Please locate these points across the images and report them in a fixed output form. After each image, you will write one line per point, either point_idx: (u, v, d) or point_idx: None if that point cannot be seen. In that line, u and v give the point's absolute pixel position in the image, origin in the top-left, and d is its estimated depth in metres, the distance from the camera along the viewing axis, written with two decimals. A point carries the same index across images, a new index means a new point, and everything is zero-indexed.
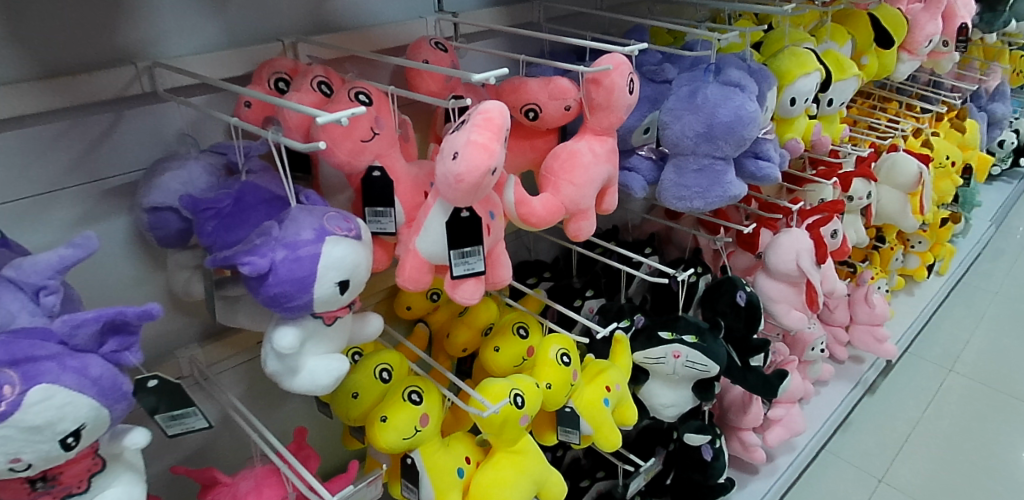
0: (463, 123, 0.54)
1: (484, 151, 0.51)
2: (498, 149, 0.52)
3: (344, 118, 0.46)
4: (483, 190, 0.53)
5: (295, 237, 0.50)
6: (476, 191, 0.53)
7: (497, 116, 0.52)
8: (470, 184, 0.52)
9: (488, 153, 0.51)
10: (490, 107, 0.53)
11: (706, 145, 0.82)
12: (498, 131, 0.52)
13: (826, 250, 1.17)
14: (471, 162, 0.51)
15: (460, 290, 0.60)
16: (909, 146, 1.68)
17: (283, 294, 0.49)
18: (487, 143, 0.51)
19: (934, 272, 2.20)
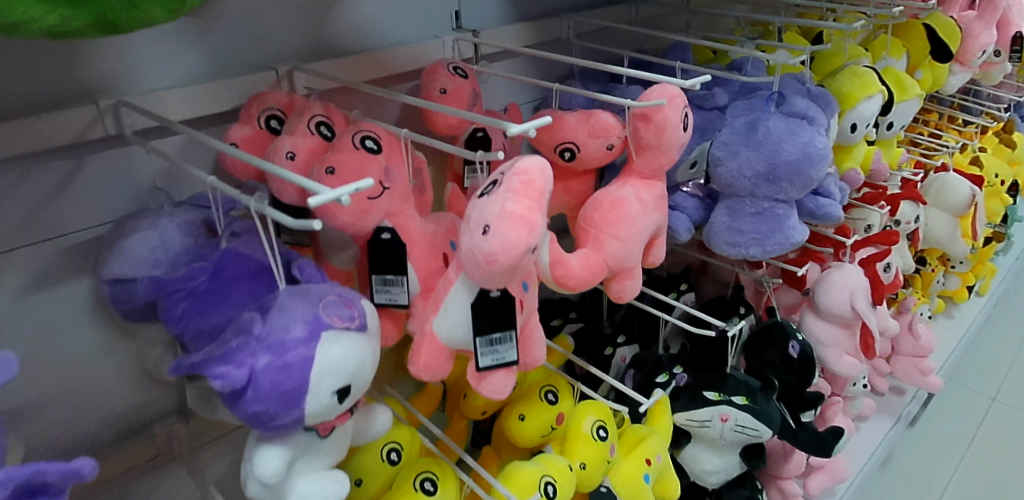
0: (494, 184, 0.44)
1: (524, 225, 0.40)
2: (539, 221, 0.42)
3: (346, 196, 0.34)
4: (520, 270, 0.43)
5: (282, 336, 0.39)
6: (512, 273, 0.42)
7: (537, 178, 0.42)
8: (507, 266, 0.41)
9: (528, 227, 0.40)
10: (528, 166, 0.42)
11: (767, 187, 0.71)
12: (540, 197, 0.41)
13: (884, 290, 1.05)
14: (508, 238, 0.40)
15: (487, 383, 0.49)
16: (958, 164, 1.55)
17: (266, 412, 0.39)
18: (526, 214, 0.41)
19: (974, 292, 2.07)
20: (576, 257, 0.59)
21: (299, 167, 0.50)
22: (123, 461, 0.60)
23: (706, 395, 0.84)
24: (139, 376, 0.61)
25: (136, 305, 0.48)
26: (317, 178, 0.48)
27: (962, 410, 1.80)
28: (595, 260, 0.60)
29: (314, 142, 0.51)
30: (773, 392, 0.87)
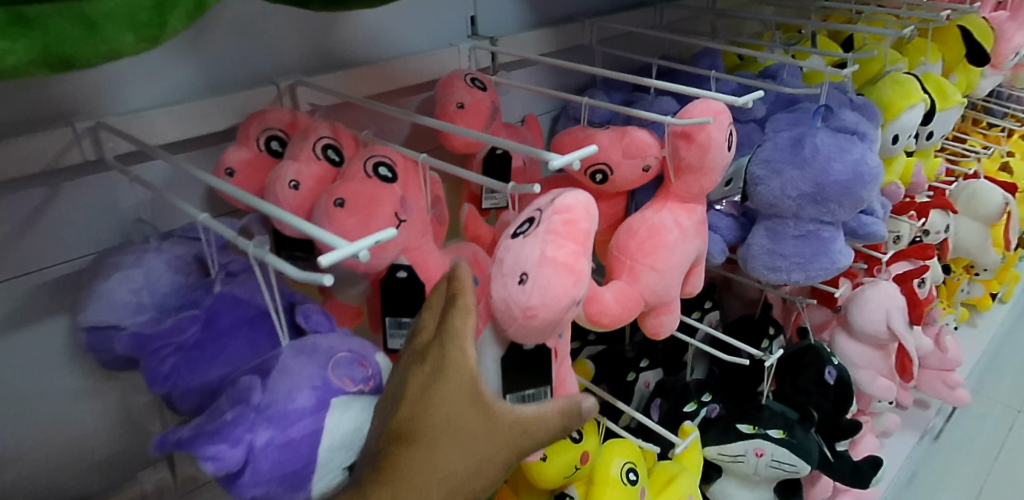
0: (531, 221, 0.38)
1: (569, 275, 0.36)
2: (583, 266, 0.37)
3: (365, 252, 0.28)
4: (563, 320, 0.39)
5: (285, 405, 0.34)
6: (555, 325, 0.38)
7: (582, 217, 0.37)
8: (551, 320, 0.37)
9: (573, 277, 0.36)
10: (569, 202, 0.37)
11: (813, 208, 0.65)
12: (585, 240, 0.37)
13: (922, 309, 1.00)
14: (551, 291, 0.36)
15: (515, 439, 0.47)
16: (988, 170, 1.49)
17: (265, 497, 0.33)
18: (571, 261, 0.36)
19: (998, 299, 2.00)
20: (609, 290, 0.53)
21: (304, 197, 0.44)
22: None
23: (739, 427, 0.78)
24: (126, 421, 0.56)
25: (117, 356, 0.42)
26: (324, 212, 0.42)
27: (987, 423, 1.74)
28: (630, 293, 0.54)
29: (321, 169, 0.45)
30: (810, 425, 0.82)
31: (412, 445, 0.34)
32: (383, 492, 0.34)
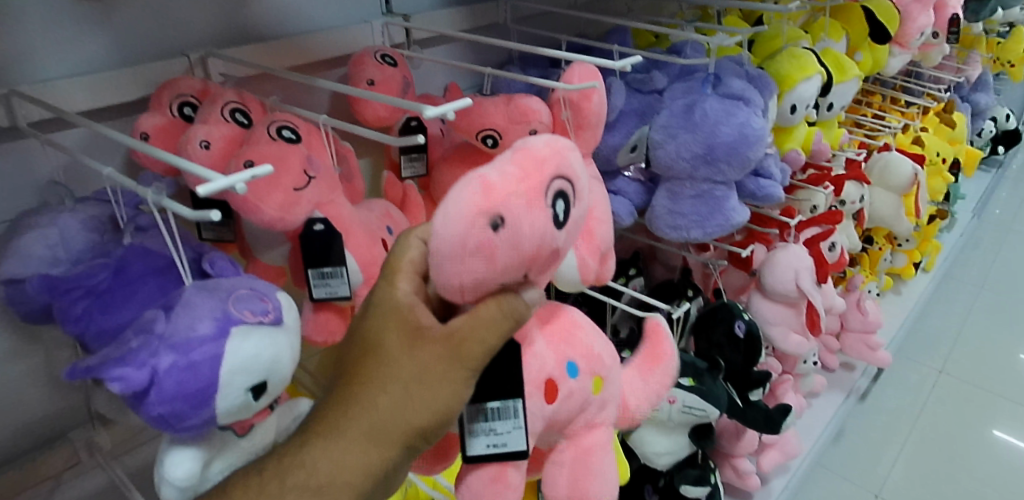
0: None
1: (489, 192, 0.35)
2: (513, 193, 0.35)
3: (241, 183, 0.32)
4: (488, 258, 0.35)
5: (187, 334, 0.37)
6: (473, 259, 0.34)
7: (535, 150, 0.38)
8: (462, 246, 0.34)
9: (486, 194, 0.35)
10: (534, 142, 0.39)
11: (705, 169, 0.71)
12: (527, 170, 0.37)
13: (827, 269, 1.08)
14: (458, 204, 0.35)
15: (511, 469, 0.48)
16: (900, 144, 1.59)
17: (172, 414, 0.37)
18: (494, 181, 0.36)
19: (920, 268, 2.13)
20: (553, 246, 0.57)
21: (213, 158, 0.47)
22: (41, 468, 0.57)
23: None
24: (54, 382, 0.58)
25: (33, 308, 0.45)
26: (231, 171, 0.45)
27: (908, 384, 1.86)
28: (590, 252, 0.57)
29: (229, 131, 0.48)
30: (720, 373, 0.88)
31: (352, 380, 0.38)
32: (316, 444, 0.37)
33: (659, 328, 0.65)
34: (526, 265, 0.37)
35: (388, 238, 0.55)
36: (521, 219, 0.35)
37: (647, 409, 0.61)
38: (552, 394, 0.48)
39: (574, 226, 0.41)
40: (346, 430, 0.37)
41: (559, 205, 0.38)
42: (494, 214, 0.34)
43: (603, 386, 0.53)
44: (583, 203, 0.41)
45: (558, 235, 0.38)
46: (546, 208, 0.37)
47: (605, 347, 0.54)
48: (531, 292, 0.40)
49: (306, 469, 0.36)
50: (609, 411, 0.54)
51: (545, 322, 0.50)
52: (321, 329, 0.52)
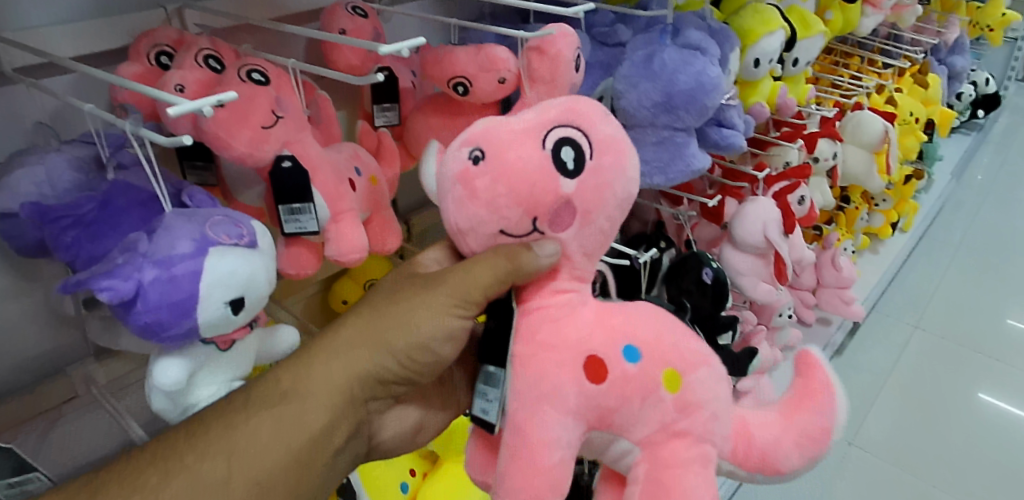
0: None
1: (480, 134, 0.44)
2: (507, 133, 0.43)
3: (207, 107, 0.36)
4: (469, 186, 0.42)
5: (168, 252, 0.41)
6: (459, 191, 0.43)
7: (564, 104, 0.44)
8: (451, 176, 0.44)
9: (483, 132, 0.44)
10: (577, 99, 0.45)
11: (665, 116, 0.75)
12: (541, 121, 0.44)
13: (794, 220, 1.12)
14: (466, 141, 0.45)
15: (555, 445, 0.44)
16: (873, 104, 1.63)
17: (158, 323, 0.41)
18: (502, 124, 0.44)
19: (898, 229, 2.17)
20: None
21: (189, 100, 0.50)
22: (43, 400, 0.61)
23: None
24: (50, 321, 0.62)
25: (26, 241, 0.48)
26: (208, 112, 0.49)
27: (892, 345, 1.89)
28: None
29: (203, 75, 0.51)
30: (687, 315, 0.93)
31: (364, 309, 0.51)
32: (323, 350, 0.49)
33: (814, 360, 0.53)
34: (519, 205, 0.42)
35: (356, 179, 0.59)
36: (502, 152, 0.42)
37: (793, 456, 0.49)
38: (596, 373, 0.44)
39: (600, 180, 0.43)
40: (348, 337, 0.49)
41: (567, 150, 0.42)
42: (473, 147, 0.43)
43: (682, 388, 0.46)
44: (611, 159, 0.44)
45: (564, 181, 0.42)
46: (542, 148, 0.42)
47: (691, 346, 0.47)
48: (546, 246, 0.44)
49: (319, 350, 0.49)
50: (695, 419, 0.45)
51: (609, 307, 0.48)
52: (293, 262, 0.56)
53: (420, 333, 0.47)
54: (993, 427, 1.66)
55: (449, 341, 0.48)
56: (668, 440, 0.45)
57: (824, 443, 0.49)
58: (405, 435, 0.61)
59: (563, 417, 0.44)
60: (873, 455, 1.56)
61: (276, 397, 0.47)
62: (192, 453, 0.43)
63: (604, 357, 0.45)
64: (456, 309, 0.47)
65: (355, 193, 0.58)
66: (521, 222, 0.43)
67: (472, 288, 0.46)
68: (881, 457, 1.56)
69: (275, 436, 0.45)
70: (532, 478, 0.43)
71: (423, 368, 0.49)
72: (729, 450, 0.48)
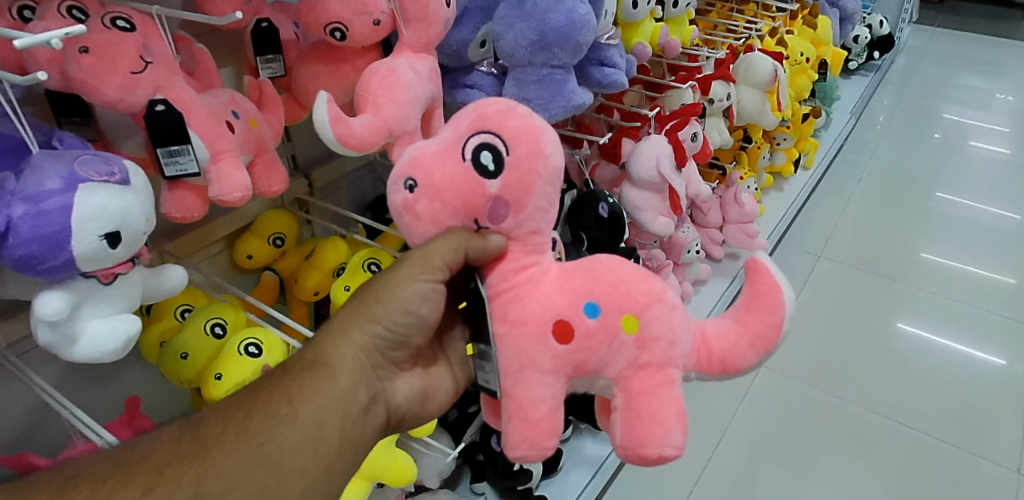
0: None
1: (410, 163, 0.53)
2: (436, 155, 0.52)
3: (55, 39, 0.41)
4: (411, 212, 0.53)
5: (36, 189, 0.43)
6: (406, 216, 0.54)
7: (480, 111, 0.52)
8: (396, 206, 0.54)
9: (417, 159, 0.52)
10: (489, 101, 0.53)
11: (542, 54, 0.80)
12: (460, 136, 0.52)
13: (684, 154, 1.20)
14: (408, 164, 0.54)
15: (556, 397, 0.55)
16: (765, 46, 1.72)
17: (33, 255, 0.43)
18: (429, 148, 0.53)
19: (800, 166, 2.26)
20: (359, 121, 0.64)
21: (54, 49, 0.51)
22: None
23: None
24: None
25: None
26: (72, 60, 0.50)
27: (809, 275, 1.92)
28: (376, 123, 0.65)
29: None
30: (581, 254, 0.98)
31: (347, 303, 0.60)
32: (322, 336, 0.58)
33: (761, 265, 0.54)
34: (457, 213, 0.53)
35: (234, 122, 0.62)
36: (429, 175, 0.51)
37: (748, 355, 0.53)
38: (563, 336, 0.54)
39: (523, 171, 0.51)
40: (342, 321, 0.58)
41: (486, 155, 0.51)
42: (405, 178, 0.52)
43: (639, 327, 0.53)
44: (527, 149, 0.51)
45: (488, 182, 0.51)
46: (463, 160, 0.51)
47: (644, 289, 0.54)
48: (491, 238, 0.54)
49: (327, 328, 0.58)
50: (655, 351, 0.53)
51: (570, 270, 0.56)
52: (178, 206, 0.59)
53: (401, 297, 0.56)
54: (903, 346, 1.69)
55: (422, 301, 0.57)
56: (636, 371, 0.54)
57: (776, 339, 0.53)
58: (420, 403, 0.65)
59: (542, 377, 0.54)
60: (789, 377, 1.60)
61: (300, 365, 0.55)
62: (241, 415, 0.50)
63: (572, 320, 0.54)
64: (419, 275, 0.55)
65: (233, 135, 0.61)
66: (465, 225, 0.54)
67: (425, 257, 0.54)
68: (800, 381, 1.59)
69: (310, 393, 0.53)
70: (531, 423, 0.54)
71: (408, 327, 0.58)
72: (691, 366, 0.55)
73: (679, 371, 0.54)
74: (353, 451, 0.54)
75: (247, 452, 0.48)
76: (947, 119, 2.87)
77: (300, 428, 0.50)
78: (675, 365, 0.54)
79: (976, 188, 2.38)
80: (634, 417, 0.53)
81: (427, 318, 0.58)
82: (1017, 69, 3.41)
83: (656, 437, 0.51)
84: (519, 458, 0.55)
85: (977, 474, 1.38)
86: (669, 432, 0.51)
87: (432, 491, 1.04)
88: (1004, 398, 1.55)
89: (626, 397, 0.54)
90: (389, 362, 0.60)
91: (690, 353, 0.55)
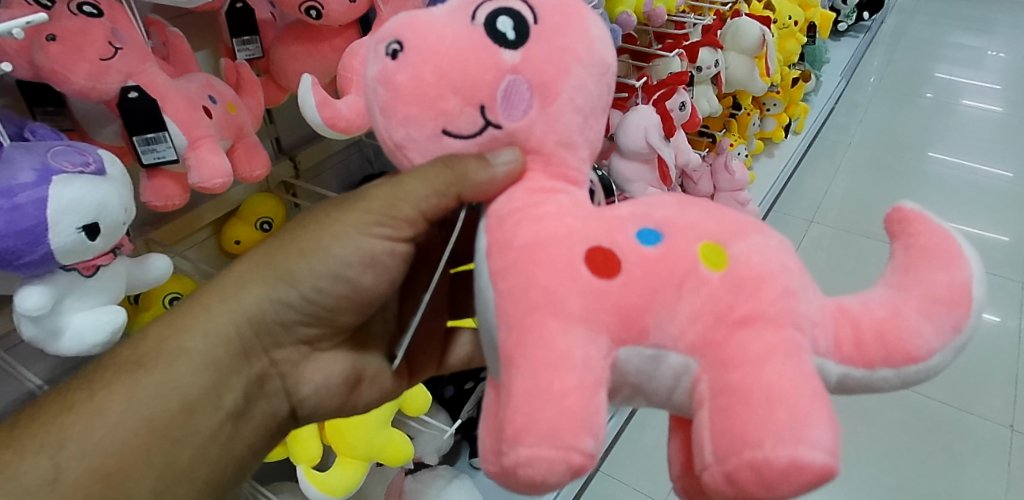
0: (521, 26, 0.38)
1: (399, 25, 0.38)
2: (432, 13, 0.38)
3: (16, 30, 0.40)
4: (390, 86, 0.37)
5: (9, 182, 0.42)
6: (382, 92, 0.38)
7: None
8: (372, 84, 0.38)
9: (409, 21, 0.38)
10: None
11: None
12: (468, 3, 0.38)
13: (672, 124, 1.20)
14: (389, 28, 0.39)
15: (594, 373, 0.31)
16: (753, 10, 1.70)
17: (9, 250, 0.42)
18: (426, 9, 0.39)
19: (791, 131, 2.23)
20: (343, 103, 0.63)
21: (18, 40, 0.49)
22: None
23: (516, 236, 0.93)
24: None
25: None
26: (40, 49, 0.49)
27: (835, 291, 1.75)
28: (360, 104, 0.64)
29: None
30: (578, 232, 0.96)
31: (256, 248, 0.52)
32: (208, 298, 0.50)
33: (910, 214, 0.37)
34: (456, 91, 0.36)
35: (211, 107, 0.61)
36: (422, 34, 0.36)
37: (926, 331, 0.32)
38: (600, 267, 0.33)
39: (556, 46, 0.36)
40: (240, 279, 0.50)
41: (504, 20, 0.36)
42: (391, 39, 0.37)
43: (726, 259, 0.33)
44: (561, 21, 0.37)
45: (504, 53, 0.36)
46: (471, 22, 0.37)
47: (726, 219, 0.36)
48: (504, 151, 0.38)
49: (221, 283, 0.50)
50: (762, 298, 0.31)
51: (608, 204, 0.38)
52: (158, 194, 0.59)
53: (333, 258, 0.48)
54: None
55: (365, 267, 0.48)
56: (734, 333, 0.31)
57: (966, 307, 0.33)
58: (339, 394, 0.58)
59: (568, 325, 0.32)
60: None
61: (177, 328, 0.48)
62: (85, 386, 0.45)
63: (616, 242, 0.34)
64: (373, 227, 0.47)
65: (211, 121, 0.60)
66: (466, 115, 0.37)
67: (392, 204, 0.46)
68: None
69: (149, 384, 0.45)
70: (544, 391, 0.30)
71: (337, 297, 0.50)
72: (827, 340, 0.33)
73: (808, 340, 0.32)
74: (215, 451, 0.48)
75: (63, 435, 0.43)
76: (940, 80, 2.84)
77: (95, 449, 0.43)
78: (797, 326, 0.31)
79: (968, 148, 2.37)
80: (738, 403, 0.29)
81: (367, 286, 0.50)
82: (1007, 25, 3.38)
83: (786, 430, 0.28)
84: (523, 465, 0.30)
85: (969, 432, 1.40)
86: (811, 423, 0.28)
87: (431, 467, 1.02)
88: (996, 355, 1.58)
89: (716, 373, 0.31)
90: (293, 340, 0.53)
91: (824, 319, 0.33)
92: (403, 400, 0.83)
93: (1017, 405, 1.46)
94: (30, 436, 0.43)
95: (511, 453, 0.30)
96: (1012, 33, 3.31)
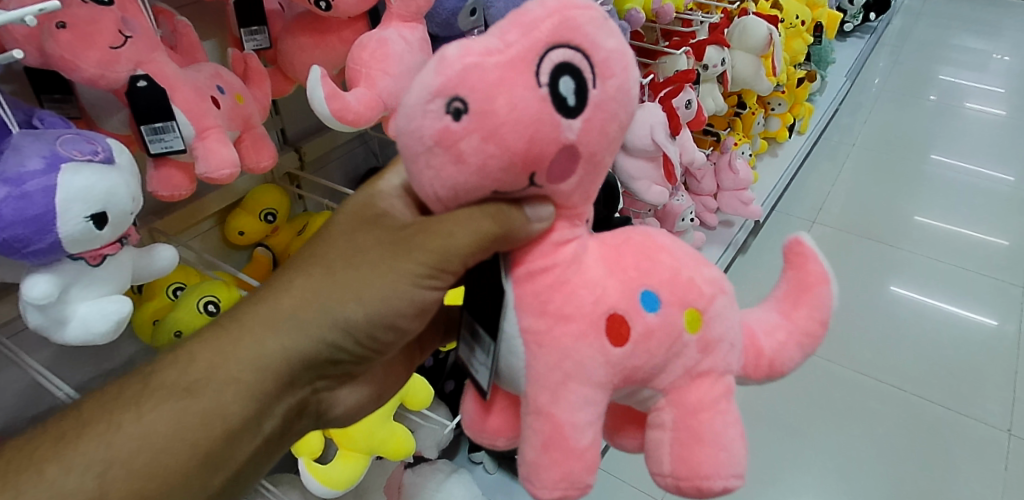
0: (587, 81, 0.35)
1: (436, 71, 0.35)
2: (497, 66, 0.34)
3: (28, 17, 0.40)
4: (452, 149, 0.34)
5: (17, 170, 0.42)
6: (421, 157, 0.36)
7: (581, 18, 0.35)
8: (409, 149, 0.36)
9: (476, 70, 0.34)
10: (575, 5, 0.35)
11: None
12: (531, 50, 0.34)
13: (678, 122, 1.19)
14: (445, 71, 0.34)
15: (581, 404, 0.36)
16: (760, 10, 1.70)
17: (15, 238, 0.43)
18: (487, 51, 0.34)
19: (795, 131, 2.23)
20: (352, 96, 0.63)
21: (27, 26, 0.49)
22: None
23: None
24: None
25: None
26: (49, 36, 0.49)
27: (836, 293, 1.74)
28: (370, 97, 0.64)
29: None
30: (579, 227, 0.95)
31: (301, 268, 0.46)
32: (250, 324, 0.46)
33: (805, 251, 0.45)
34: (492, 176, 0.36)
35: (218, 97, 0.60)
36: (490, 98, 0.33)
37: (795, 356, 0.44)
38: (617, 335, 0.38)
39: (609, 111, 0.36)
40: (285, 310, 0.45)
41: (566, 81, 0.34)
42: (452, 96, 0.34)
43: (702, 325, 0.40)
44: (619, 83, 0.36)
45: (565, 123, 0.34)
46: (537, 85, 0.34)
47: (705, 276, 0.41)
48: (540, 207, 0.39)
49: (264, 308, 0.46)
50: (719, 357, 0.40)
51: (613, 244, 0.41)
52: (165, 184, 0.59)
53: (386, 311, 0.43)
54: (900, 311, 1.70)
55: (415, 316, 0.45)
56: (691, 384, 0.40)
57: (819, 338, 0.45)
58: (364, 402, 0.57)
59: (562, 392, 0.38)
60: None
61: (221, 354, 0.45)
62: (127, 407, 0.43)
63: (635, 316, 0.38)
64: (423, 278, 0.43)
65: (219, 111, 0.60)
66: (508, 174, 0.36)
67: (451, 260, 0.41)
68: None
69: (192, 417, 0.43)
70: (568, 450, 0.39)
71: (383, 346, 0.46)
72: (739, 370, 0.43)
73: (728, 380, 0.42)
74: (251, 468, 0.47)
75: (106, 461, 0.42)
76: (945, 82, 2.83)
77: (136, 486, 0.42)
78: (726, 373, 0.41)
79: (971, 151, 2.36)
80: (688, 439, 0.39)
81: (411, 331, 0.46)
82: (1012, 29, 3.37)
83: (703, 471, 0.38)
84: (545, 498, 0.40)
85: (966, 434, 1.41)
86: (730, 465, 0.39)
87: (431, 461, 1.02)
88: (994, 358, 1.58)
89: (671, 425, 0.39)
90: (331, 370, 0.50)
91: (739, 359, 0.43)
92: (405, 393, 0.83)
93: (1015, 410, 1.46)
94: (74, 453, 0.42)
95: (535, 488, 0.40)
96: (1018, 36, 3.30)
